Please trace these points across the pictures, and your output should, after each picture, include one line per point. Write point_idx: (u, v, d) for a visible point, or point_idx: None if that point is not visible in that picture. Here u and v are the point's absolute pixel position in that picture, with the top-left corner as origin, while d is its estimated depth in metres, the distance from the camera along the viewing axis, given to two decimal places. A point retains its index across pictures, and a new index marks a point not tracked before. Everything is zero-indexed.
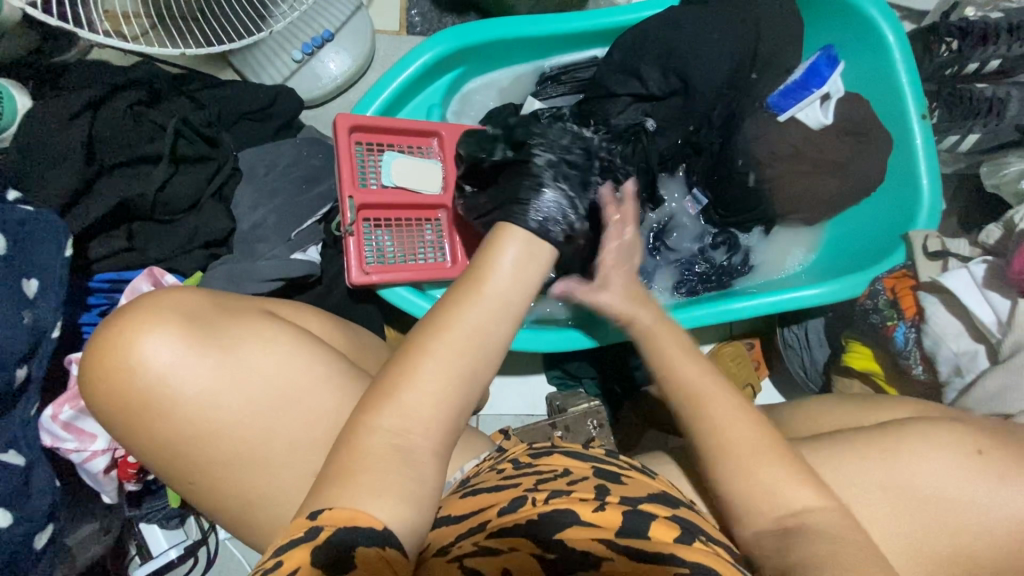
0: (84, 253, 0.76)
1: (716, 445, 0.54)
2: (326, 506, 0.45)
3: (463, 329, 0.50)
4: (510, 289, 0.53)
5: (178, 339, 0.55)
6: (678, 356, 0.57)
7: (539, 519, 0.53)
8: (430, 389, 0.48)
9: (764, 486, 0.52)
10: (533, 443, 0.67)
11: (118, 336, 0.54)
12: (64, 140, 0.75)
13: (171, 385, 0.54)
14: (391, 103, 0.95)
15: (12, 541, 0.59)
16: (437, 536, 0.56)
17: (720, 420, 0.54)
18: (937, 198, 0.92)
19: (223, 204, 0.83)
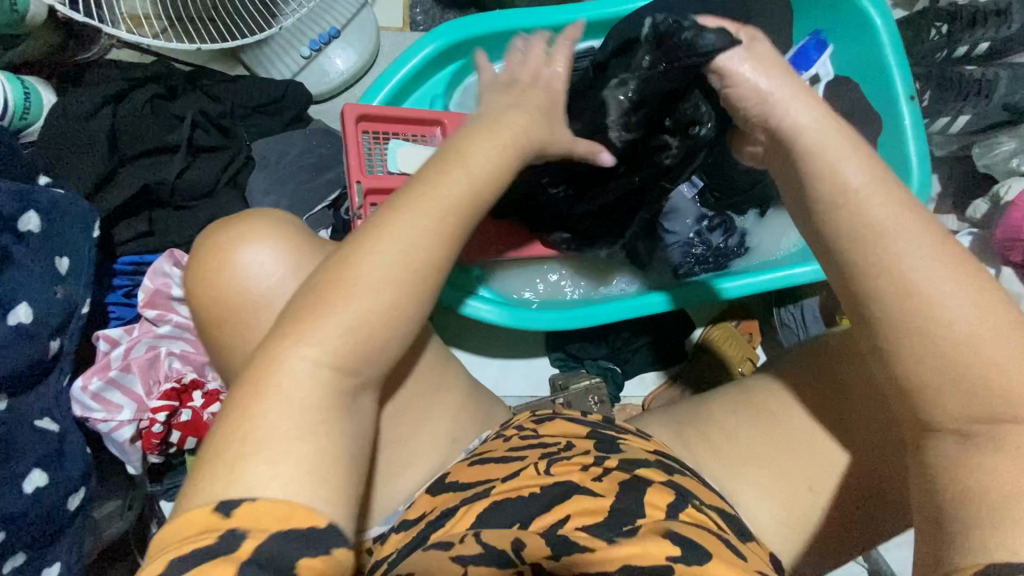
0: (109, 238, 0.81)
1: (912, 305, 0.45)
2: (242, 500, 0.42)
3: (443, 183, 0.54)
4: (484, 159, 0.58)
5: (272, 248, 0.60)
6: (897, 237, 0.47)
7: (543, 488, 0.58)
8: (401, 237, 0.51)
9: (988, 358, 0.44)
10: (535, 412, 0.72)
11: (244, 236, 0.61)
12: (90, 130, 0.79)
13: (267, 288, 0.59)
14: (395, 94, 0.99)
15: (47, 502, 0.63)
16: (440, 499, 0.60)
17: (952, 308, 0.45)
18: (926, 176, 0.94)
19: (237, 192, 0.87)
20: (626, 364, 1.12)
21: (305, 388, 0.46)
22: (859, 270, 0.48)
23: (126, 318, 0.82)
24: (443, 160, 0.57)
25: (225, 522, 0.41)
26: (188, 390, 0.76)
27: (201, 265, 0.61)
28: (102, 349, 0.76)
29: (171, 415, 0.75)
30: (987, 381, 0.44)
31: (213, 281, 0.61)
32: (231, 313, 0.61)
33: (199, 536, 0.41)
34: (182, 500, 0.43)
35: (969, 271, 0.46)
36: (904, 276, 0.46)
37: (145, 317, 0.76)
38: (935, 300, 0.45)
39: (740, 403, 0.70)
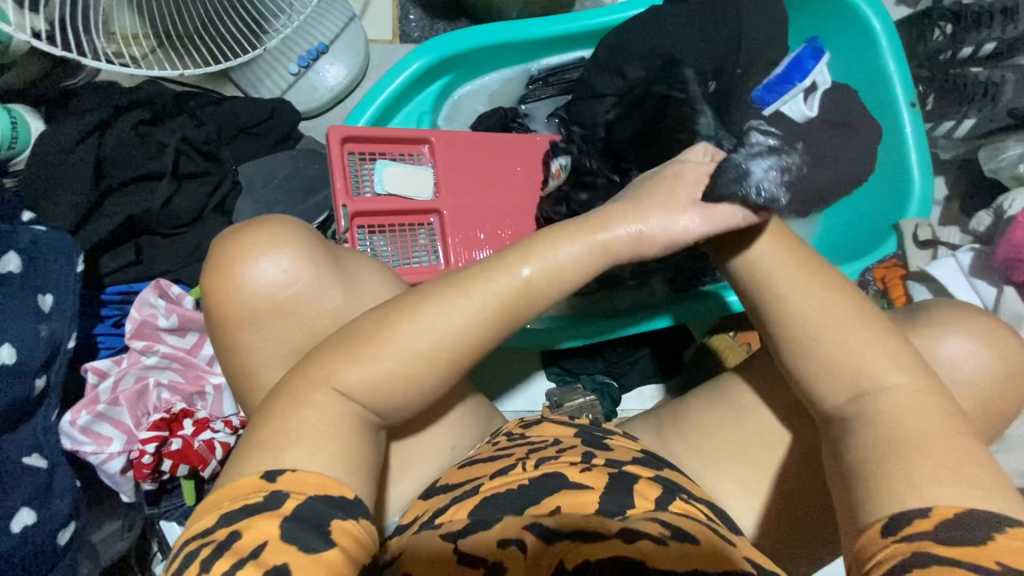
0: (96, 268, 0.81)
1: (781, 307, 0.55)
2: (286, 469, 0.45)
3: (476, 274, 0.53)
4: (547, 272, 0.53)
5: (305, 259, 0.59)
6: (774, 263, 0.57)
7: (531, 481, 0.56)
8: (438, 327, 0.50)
9: (840, 343, 0.53)
10: (523, 420, 0.71)
11: (274, 239, 0.59)
12: (76, 161, 0.79)
13: (282, 298, 0.58)
14: (382, 112, 0.97)
15: (33, 541, 0.64)
16: (432, 501, 0.58)
17: (815, 313, 0.54)
18: (929, 188, 0.91)
19: (224, 217, 0.87)
20: (623, 378, 1.10)
21: (284, 424, 0.47)
22: (749, 281, 0.58)
23: (116, 348, 0.83)
24: (500, 264, 0.53)
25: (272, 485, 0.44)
26: (177, 420, 0.77)
27: (219, 261, 0.58)
28: (91, 381, 0.76)
29: (160, 445, 0.75)
30: (848, 356, 0.52)
31: (222, 283, 0.58)
32: (220, 325, 0.59)
33: (248, 495, 0.44)
34: (236, 466, 0.46)
35: (826, 278, 0.56)
36: (772, 289, 0.56)
37: (132, 349, 0.78)
38: (796, 310, 0.55)
39: (720, 406, 0.68)
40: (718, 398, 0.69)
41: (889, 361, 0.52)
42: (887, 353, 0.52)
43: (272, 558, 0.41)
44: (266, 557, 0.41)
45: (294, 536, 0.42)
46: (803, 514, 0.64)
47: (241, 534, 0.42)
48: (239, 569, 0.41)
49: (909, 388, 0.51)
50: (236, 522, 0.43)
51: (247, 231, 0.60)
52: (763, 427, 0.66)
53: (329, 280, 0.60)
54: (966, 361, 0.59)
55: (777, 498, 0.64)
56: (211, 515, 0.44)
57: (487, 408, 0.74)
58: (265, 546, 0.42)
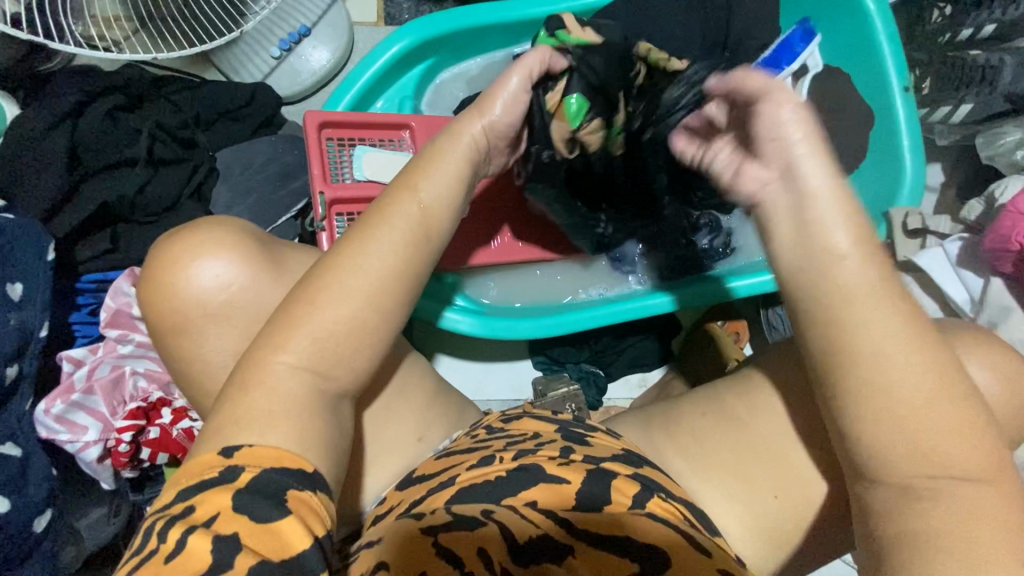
0: (71, 256, 0.80)
1: (873, 388, 0.46)
2: (243, 445, 0.44)
3: (397, 218, 0.53)
4: (437, 196, 0.56)
5: (237, 263, 0.58)
6: (878, 338, 0.46)
7: (508, 474, 0.55)
8: (369, 270, 0.51)
9: (896, 384, 0.46)
10: (506, 412, 0.70)
11: (210, 245, 0.58)
12: (48, 147, 0.78)
13: (221, 302, 0.57)
14: (363, 97, 0.95)
15: (10, 527, 0.64)
16: (407, 492, 0.58)
17: (914, 401, 0.46)
18: (922, 171, 0.87)
19: (202, 204, 0.86)
20: (610, 367, 1.10)
21: (242, 414, 0.46)
22: (827, 350, 0.48)
23: (93, 336, 0.82)
24: (392, 202, 0.54)
25: (228, 460, 0.43)
26: (156, 409, 0.77)
27: (151, 270, 0.58)
28: (66, 369, 0.76)
29: (137, 433, 0.76)
30: (903, 419, 0.46)
31: (160, 278, 0.58)
32: (180, 317, 0.58)
33: (207, 470, 0.43)
34: (201, 440, 0.46)
35: (924, 348, 0.46)
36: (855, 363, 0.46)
37: (108, 338, 0.78)
38: (881, 400, 0.46)
39: (714, 410, 0.68)
40: (712, 404, 0.68)
41: (957, 444, 0.46)
42: (939, 396, 0.46)
43: (225, 527, 0.40)
44: (217, 526, 0.40)
45: (249, 507, 0.41)
46: (776, 509, 0.63)
47: (196, 507, 0.41)
48: (189, 535, 0.40)
49: (943, 432, 0.46)
50: (186, 499, 0.42)
51: (196, 231, 0.59)
52: (747, 430, 0.66)
53: (269, 274, 0.59)
54: None
55: (752, 498, 0.64)
56: (171, 492, 0.43)
57: (465, 398, 0.73)
58: (216, 518, 0.41)
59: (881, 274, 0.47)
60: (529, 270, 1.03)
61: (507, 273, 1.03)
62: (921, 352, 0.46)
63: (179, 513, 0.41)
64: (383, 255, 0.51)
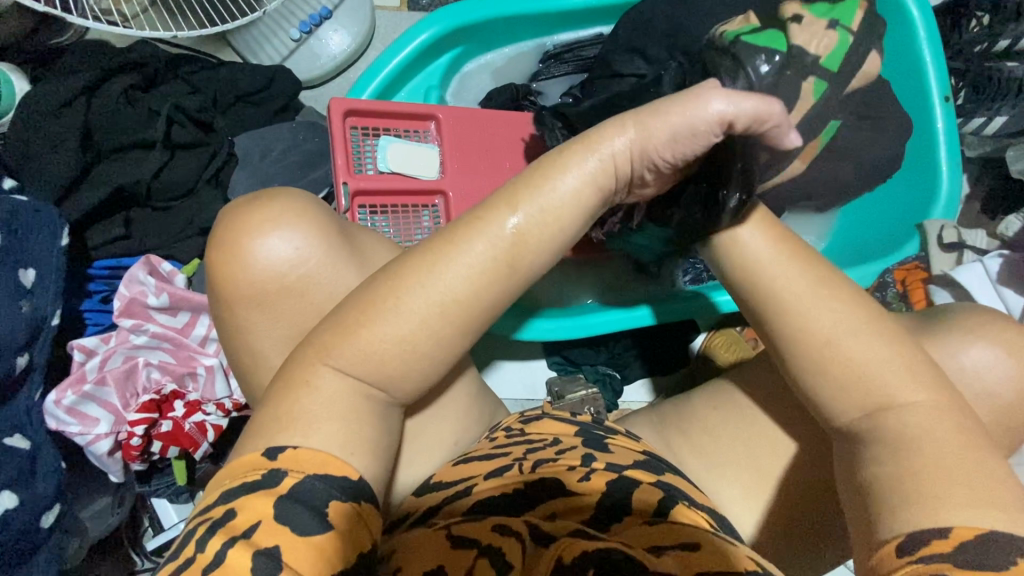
0: (83, 241, 0.77)
1: (834, 361, 0.50)
2: (287, 446, 0.42)
3: (474, 253, 0.47)
4: (540, 222, 0.47)
5: (317, 239, 0.55)
6: (825, 317, 0.51)
7: (526, 487, 0.52)
8: (422, 285, 0.46)
9: (849, 355, 0.50)
10: (524, 414, 0.67)
11: (290, 215, 0.55)
12: (60, 126, 0.75)
13: (291, 279, 0.55)
14: (388, 85, 0.92)
15: (16, 522, 0.61)
16: (427, 498, 0.54)
17: (878, 374, 0.49)
18: (957, 184, 0.87)
19: (218, 190, 0.83)
20: (626, 370, 1.08)
21: (275, 420, 0.43)
22: (787, 337, 0.52)
23: (104, 325, 0.79)
24: (487, 217, 0.48)
25: (272, 463, 0.41)
26: (168, 401, 0.75)
27: (221, 237, 0.55)
28: (77, 359, 0.74)
29: (150, 427, 0.73)
30: (868, 390, 0.49)
31: (229, 241, 0.54)
32: (224, 299, 0.55)
33: (248, 473, 0.41)
34: (244, 443, 0.44)
35: (878, 325, 0.51)
36: (807, 342, 0.51)
37: (121, 327, 0.76)
38: (840, 376, 0.50)
39: (725, 406, 0.66)
40: (724, 397, 0.66)
41: (934, 414, 0.48)
42: (894, 362, 0.49)
43: (264, 540, 0.38)
44: (258, 537, 0.38)
45: (288, 518, 0.39)
46: (809, 526, 0.62)
47: (237, 513, 0.39)
48: (230, 547, 0.38)
49: (927, 407, 0.48)
50: (226, 508, 0.40)
51: (278, 198, 0.56)
52: (770, 428, 0.64)
53: (343, 259, 0.56)
54: (987, 377, 0.57)
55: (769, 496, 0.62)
56: (214, 494, 0.42)
57: (488, 402, 0.71)
58: (256, 527, 0.39)
59: (811, 265, 0.54)
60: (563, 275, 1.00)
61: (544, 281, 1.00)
62: (874, 332, 0.51)
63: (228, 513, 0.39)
64: (444, 267, 0.46)
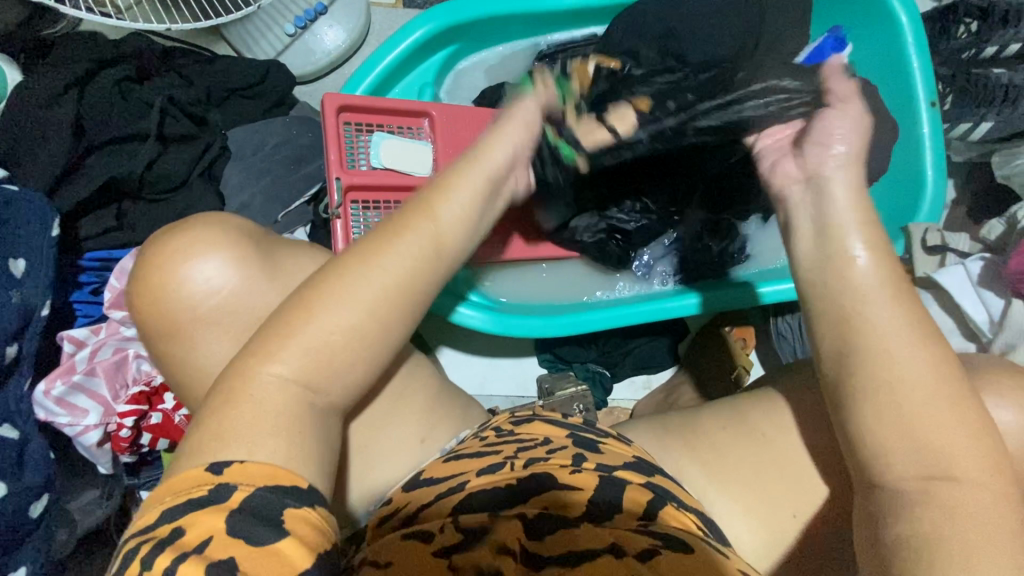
0: (74, 232, 0.77)
1: (904, 419, 0.46)
2: (233, 461, 0.42)
3: (410, 243, 0.50)
4: (454, 223, 0.53)
5: (232, 265, 0.55)
6: (913, 372, 0.46)
7: (517, 483, 0.53)
8: (374, 278, 0.48)
9: (919, 415, 0.46)
10: (515, 414, 0.66)
11: (205, 247, 0.55)
12: (52, 117, 0.75)
13: (205, 309, 0.55)
14: (382, 81, 0.92)
15: (5, 512, 0.62)
16: (415, 494, 0.55)
17: (950, 443, 0.45)
18: (942, 187, 0.88)
19: (211, 183, 0.83)
20: (615, 368, 1.09)
21: (261, 408, 0.44)
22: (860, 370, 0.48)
23: (93, 316, 0.80)
24: (413, 214, 0.52)
25: (217, 478, 0.41)
26: (157, 394, 0.75)
27: (143, 271, 0.55)
28: (67, 350, 0.74)
29: (139, 418, 0.73)
30: (930, 453, 0.45)
31: (152, 276, 0.54)
32: (163, 330, 0.55)
33: (192, 489, 0.41)
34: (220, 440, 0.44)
35: (963, 398, 0.46)
36: (880, 386, 0.47)
37: (112, 319, 0.75)
38: (906, 431, 0.46)
39: (735, 426, 0.65)
40: (733, 417, 0.66)
41: (990, 490, 0.45)
42: (968, 434, 0.46)
43: (218, 552, 0.38)
44: (211, 551, 0.38)
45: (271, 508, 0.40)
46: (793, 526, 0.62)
47: (186, 530, 0.39)
48: (182, 563, 0.38)
49: (979, 477, 0.45)
50: (217, 490, 0.41)
51: (192, 231, 0.56)
52: (774, 443, 0.64)
53: (262, 283, 0.56)
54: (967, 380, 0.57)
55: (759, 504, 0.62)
56: (153, 512, 0.41)
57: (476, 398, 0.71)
58: (227, 537, 0.38)
59: (913, 312, 0.48)
60: (537, 267, 1.00)
61: (520, 272, 1.00)
62: (952, 405, 0.46)
63: (214, 500, 0.40)
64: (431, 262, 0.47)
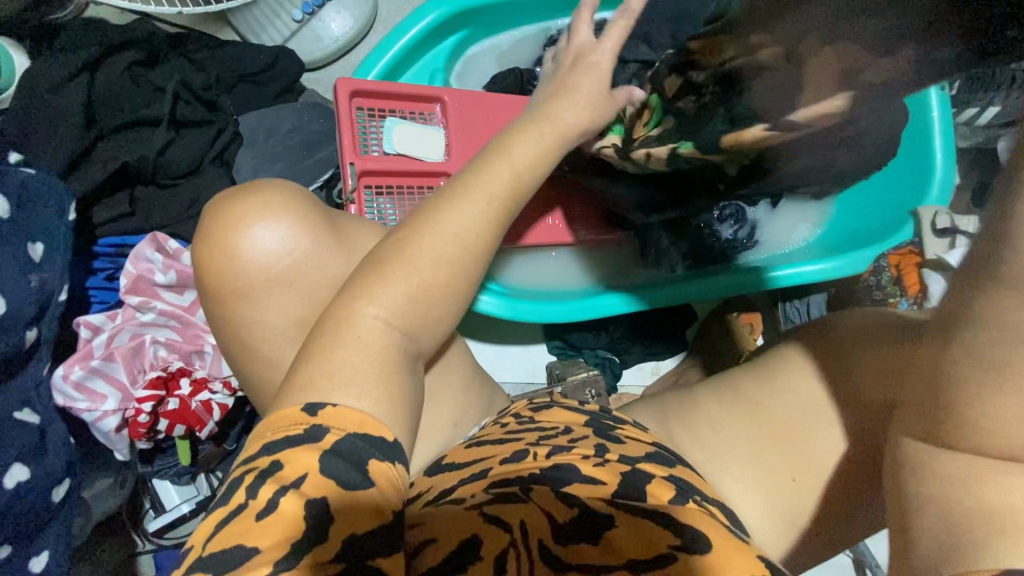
0: (87, 219, 0.77)
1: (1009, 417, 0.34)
2: (327, 403, 0.42)
3: (468, 201, 0.53)
4: (528, 163, 0.58)
5: (295, 226, 0.55)
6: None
7: (540, 471, 0.52)
8: (445, 239, 0.50)
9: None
10: (533, 401, 0.67)
11: (272, 208, 0.55)
12: (64, 102, 0.74)
13: (268, 275, 0.55)
14: (393, 67, 0.92)
15: (27, 496, 0.62)
16: (438, 479, 0.55)
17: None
18: (949, 171, 0.91)
19: (224, 169, 0.82)
20: (625, 354, 1.09)
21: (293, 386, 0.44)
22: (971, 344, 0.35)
23: (109, 303, 0.79)
24: (473, 175, 0.56)
25: (312, 420, 0.41)
26: (174, 379, 0.75)
27: (205, 230, 0.55)
28: (83, 336, 0.73)
29: (157, 404, 0.74)
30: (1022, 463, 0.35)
31: (213, 241, 0.55)
32: (212, 293, 0.56)
33: (288, 428, 0.41)
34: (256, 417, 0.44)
35: None
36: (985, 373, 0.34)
37: (128, 304, 0.75)
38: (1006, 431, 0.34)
39: (730, 400, 0.63)
40: (729, 393, 0.64)
41: None
42: None
43: (312, 493, 0.39)
44: (306, 487, 0.39)
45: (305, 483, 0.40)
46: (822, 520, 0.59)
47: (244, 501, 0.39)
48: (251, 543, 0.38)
49: None
50: (258, 463, 0.41)
51: (257, 193, 0.56)
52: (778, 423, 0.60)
53: (328, 249, 0.57)
54: None
55: (777, 491, 0.58)
56: (256, 444, 0.42)
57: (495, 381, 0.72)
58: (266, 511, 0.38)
59: None
60: (545, 254, 1.01)
61: (528, 258, 1.00)
62: None
63: (253, 474, 0.40)
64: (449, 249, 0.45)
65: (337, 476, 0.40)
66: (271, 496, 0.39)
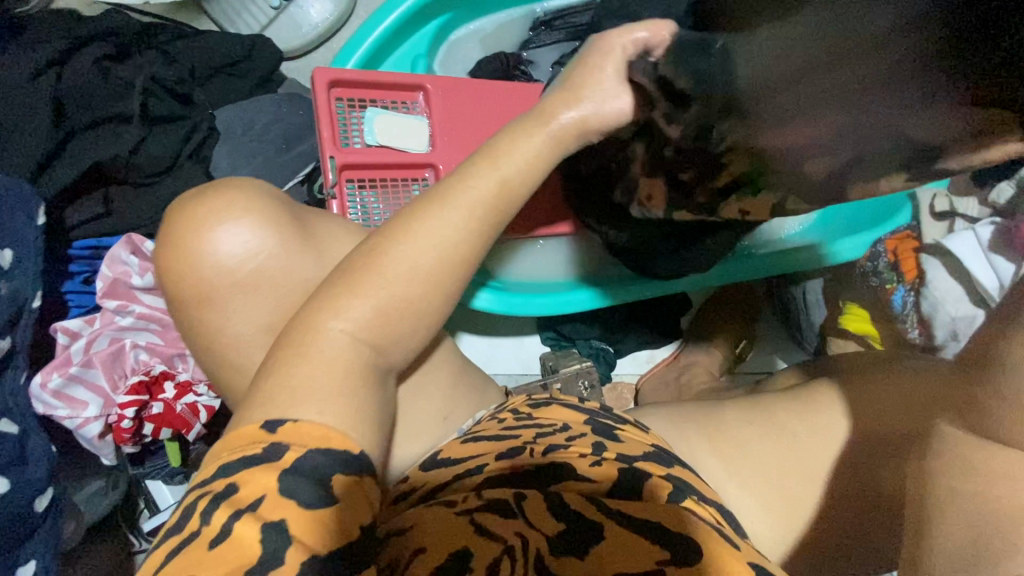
0: (61, 221, 0.75)
1: None
2: (288, 418, 0.40)
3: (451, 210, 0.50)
4: (518, 168, 0.55)
5: (262, 228, 0.53)
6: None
7: (536, 467, 0.51)
8: (425, 249, 0.49)
9: None
10: (531, 397, 0.65)
11: (233, 210, 0.53)
12: (29, 99, 0.72)
13: (233, 281, 0.53)
14: (373, 54, 0.89)
15: (10, 506, 0.61)
16: (433, 473, 0.53)
17: None
18: None
19: (200, 165, 0.80)
20: (619, 344, 1.08)
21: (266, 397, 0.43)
22: None
23: (87, 306, 0.77)
24: (464, 176, 0.53)
25: (272, 436, 0.40)
26: (157, 382, 0.74)
27: (172, 233, 0.53)
28: (62, 342, 0.73)
29: (140, 409, 0.72)
30: None
31: (177, 243, 0.53)
32: (176, 297, 0.54)
33: (246, 444, 0.40)
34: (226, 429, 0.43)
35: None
36: None
37: (106, 308, 0.74)
38: None
39: (758, 418, 0.61)
40: (758, 412, 0.62)
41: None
42: None
43: (272, 512, 0.38)
44: (268, 504, 0.38)
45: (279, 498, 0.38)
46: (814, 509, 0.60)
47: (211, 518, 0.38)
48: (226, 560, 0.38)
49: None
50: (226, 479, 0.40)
51: (221, 193, 0.54)
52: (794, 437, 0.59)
53: (300, 252, 0.55)
54: None
55: (772, 489, 0.56)
56: (220, 459, 0.41)
57: (484, 378, 0.70)
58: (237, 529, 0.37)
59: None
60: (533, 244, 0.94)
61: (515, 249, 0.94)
62: None
63: (220, 489, 0.39)
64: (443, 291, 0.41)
65: (310, 490, 0.38)
66: (241, 512, 0.38)
